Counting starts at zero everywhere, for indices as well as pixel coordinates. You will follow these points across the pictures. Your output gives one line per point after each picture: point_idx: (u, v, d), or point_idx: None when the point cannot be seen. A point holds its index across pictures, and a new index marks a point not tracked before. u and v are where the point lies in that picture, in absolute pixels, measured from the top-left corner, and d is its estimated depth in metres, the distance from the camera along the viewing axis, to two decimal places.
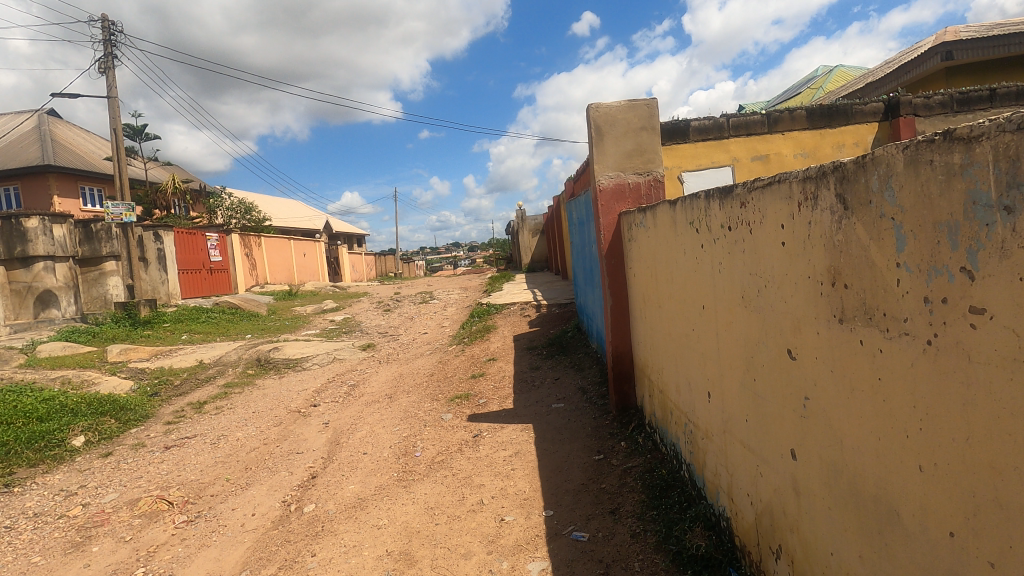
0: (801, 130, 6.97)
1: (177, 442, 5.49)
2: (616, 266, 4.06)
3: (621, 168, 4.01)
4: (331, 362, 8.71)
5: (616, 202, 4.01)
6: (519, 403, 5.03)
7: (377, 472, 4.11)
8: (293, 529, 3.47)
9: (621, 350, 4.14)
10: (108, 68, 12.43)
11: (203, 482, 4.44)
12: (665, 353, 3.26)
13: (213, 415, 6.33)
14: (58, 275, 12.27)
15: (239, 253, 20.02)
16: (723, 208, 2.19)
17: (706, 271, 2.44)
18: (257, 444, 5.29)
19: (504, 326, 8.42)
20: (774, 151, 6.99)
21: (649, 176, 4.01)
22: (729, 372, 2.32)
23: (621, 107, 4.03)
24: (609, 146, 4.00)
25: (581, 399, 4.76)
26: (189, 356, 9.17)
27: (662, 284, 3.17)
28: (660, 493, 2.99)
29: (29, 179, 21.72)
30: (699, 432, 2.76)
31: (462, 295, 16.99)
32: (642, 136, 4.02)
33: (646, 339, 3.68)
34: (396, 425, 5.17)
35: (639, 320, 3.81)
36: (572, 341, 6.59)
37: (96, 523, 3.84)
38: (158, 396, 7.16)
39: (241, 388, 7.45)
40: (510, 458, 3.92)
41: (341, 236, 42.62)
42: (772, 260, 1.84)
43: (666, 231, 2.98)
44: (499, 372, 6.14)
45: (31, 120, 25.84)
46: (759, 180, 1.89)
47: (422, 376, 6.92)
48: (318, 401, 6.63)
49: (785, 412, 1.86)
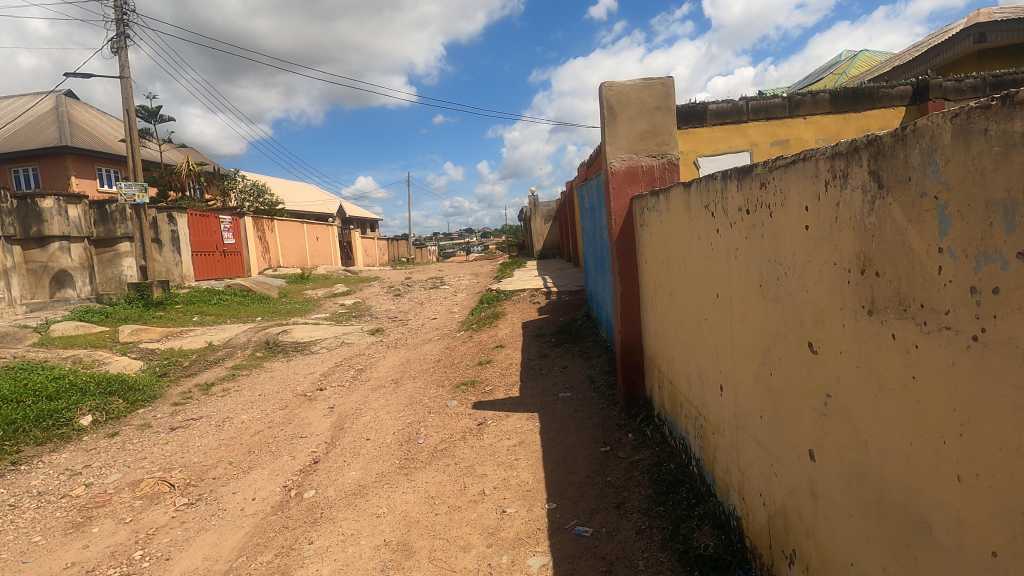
0: (824, 115, 6.70)
1: (183, 423, 5.47)
2: (626, 252, 3.91)
3: (634, 150, 3.84)
4: (339, 346, 8.68)
5: (629, 185, 3.86)
6: (525, 391, 4.94)
7: (378, 459, 4.04)
8: (292, 515, 3.42)
9: (630, 340, 4.00)
10: (119, 48, 12.39)
11: (206, 464, 4.42)
12: (675, 343, 3.13)
13: (220, 397, 6.32)
14: (73, 256, 12.41)
15: (251, 236, 20.08)
16: (741, 189, 2.04)
17: (721, 258, 2.30)
18: (262, 427, 5.26)
19: (513, 313, 8.31)
20: (794, 136, 6.76)
21: (662, 158, 3.84)
22: (743, 365, 2.19)
23: (635, 85, 3.85)
24: (622, 127, 3.84)
25: (589, 389, 4.65)
26: (198, 337, 9.21)
27: (674, 272, 3.03)
28: (668, 488, 2.89)
29: (46, 160, 21.94)
30: (709, 426, 2.63)
31: (472, 281, 16.90)
32: (656, 117, 3.84)
33: (655, 328, 3.55)
34: (400, 411, 5.10)
35: (649, 308, 3.68)
36: (582, 329, 6.46)
37: (98, 504, 3.83)
38: (166, 377, 7.17)
39: (249, 371, 7.45)
40: (514, 448, 3.82)
41: (354, 220, 42.77)
42: (794, 244, 1.70)
43: (679, 216, 2.83)
44: (507, 359, 6.04)
45: (48, 101, 26.12)
46: (782, 159, 1.74)
47: (429, 361, 6.85)
48: (325, 385, 6.59)
49: (803, 410, 1.73)
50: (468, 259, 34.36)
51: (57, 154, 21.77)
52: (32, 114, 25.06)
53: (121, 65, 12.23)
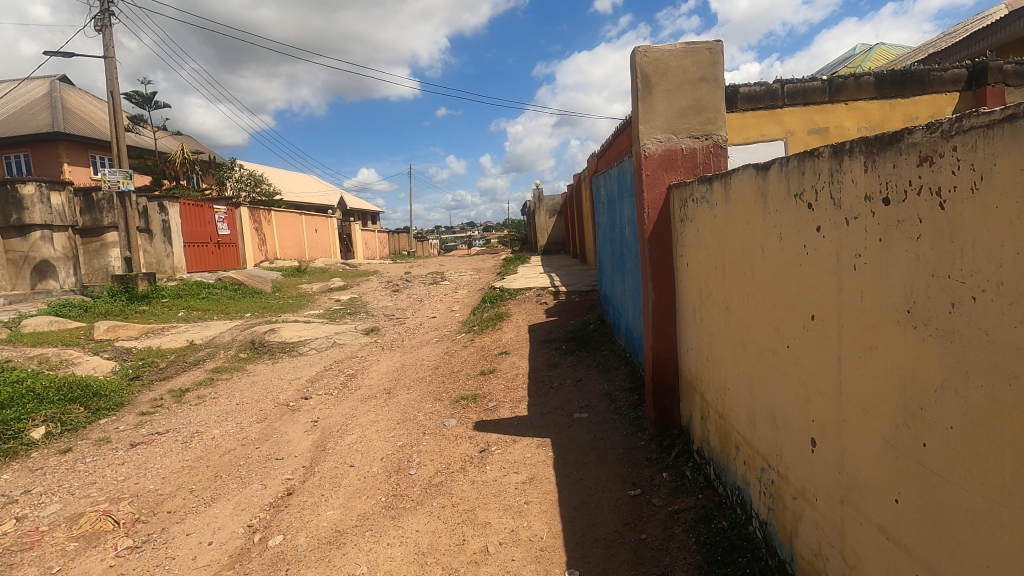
0: (868, 100, 6.05)
1: (146, 438, 4.84)
2: (661, 252, 3.25)
3: (673, 130, 3.18)
4: (329, 347, 8.05)
5: (666, 172, 3.19)
6: (535, 410, 4.31)
7: (361, 494, 3.41)
8: (251, 570, 2.79)
9: (664, 358, 3.33)
10: (104, 26, 11.70)
11: (161, 494, 3.79)
12: (729, 368, 2.50)
13: (194, 406, 5.68)
14: (56, 245, 11.81)
15: (248, 227, 19.45)
16: (875, 169, 1.40)
17: (822, 266, 1.66)
18: (234, 445, 4.63)
19: (518, 315, 7.66)
20: (834, 124, 6.09)
21: (707, 140, 3.18)
22: (856, 417, 1.55)
23: (676, 50, 3.16)
24: (658, 102, 3.18)
25: (609, 409, 4.03)
26: (180, 336, 8.58)
27: (731, 278, 2.40)
28: (723, 557, 2.25)
29: (37, 146, 21.29)
30: (787, 487, 1.98)
31: (474, 277, 16.28)
32: (700, 90, 3.18)
33: (698, 345, 2.92)
34: (390, 429, 4.46)
35: (689, 322, 3.04)
36: (595, 335, 5.83)
37: (24, 546, 3.19)
38: (139, 381, 6.55)
39: (229, 375, 6.82)
40: (523, 487, 3.18)
41: (354, 213, 42.09)
42: (999, 254, 1.05)
43: (746, 208, 2.19)
44: (513, 368, 5.40)
45: (42, 86, 25.51)
46: (976, 115, 1.10)
47: (426, 368, 6.21)
48: (310, 394, 5.96)
49: (1001, 514, 1.09)
50: (469, 253, 33.70)
51: (48, 140, 21.10)
52: (25, 100, 24.40)
53: (104, 44, 11.52)
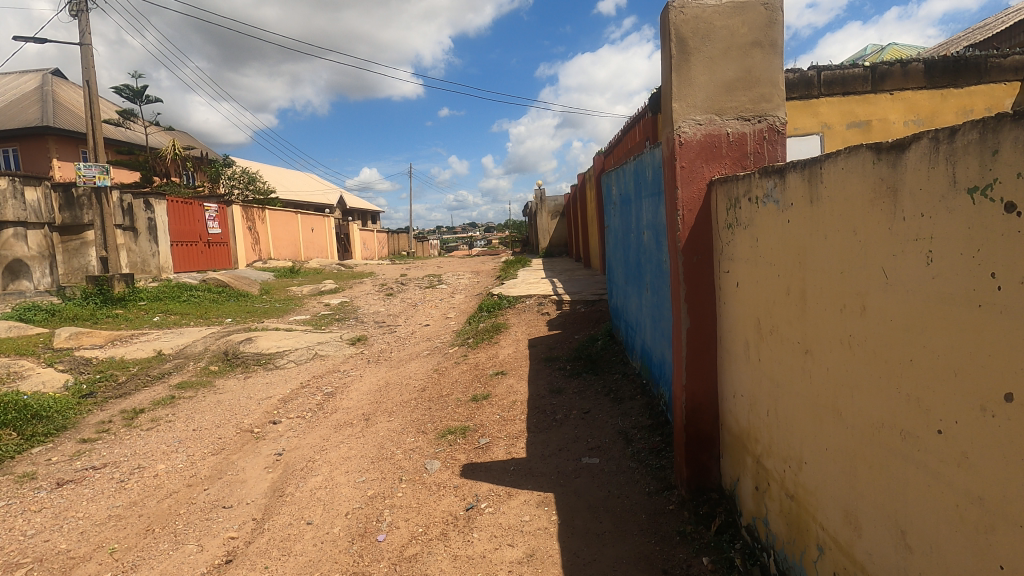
0: (915, 91, 5.34)
1: (77, 475, 4.10)
2: (700, 266, 2.53)
3: (715, 109, 2.46)
4: (310, 359, 7.33)
5: (706, 164, 2.48)
6: (535, 452, 3.59)
7: (313, 570, 2.69)
8: None
9: (700, 403, 2.61)
10: (80, 12, 10.98)
11: (73, 557, 3.07)
12: (807, 435, 1.80)
13: (145, 432, 4.95)
14: (30, 244, 11.07)
15: (240, 225, 18.73)
16: None
17: None
18: (178, 486, 3.91)
19: (517, 327, 6.93)
20: (877, 117, 5.37)
21: (759, 122, 2.47)
22: None
23: (721, 5, 2.43)
24: (698, 75, 2.47)
25: (624, 454, 3.32)
26: (147, 345, 7.84)
27: (815, 310, 1.70)
28: None
29: (24, 141, 20.63)
30: None
31: (473, 280, 15.53)
32: (752, 57, 2.46)
33: (752, 394, 2.21)
34: (362, 471, 3.73)
35: (738, 360, 2.33)
36: (604, 355, 5.11)
37: None
38: (91, 399, 5.82)
39: (194, 392, 6.08)
40: (518, 570, 2.46)
41: (353, 212, 41.38)
42: None
43: (851, 211, 1.48)
44: (510, 394, 4.67)
45: (34, 79, 24.91)
46: None
47: (412, 390, 5.47)
48: (280, 417, 5.22)
49: None
50: (470, 255, 33.00)
51: (36, 134, 20.41)
52: (15, 93, 23.78)
53: (81, 30, 10.81)
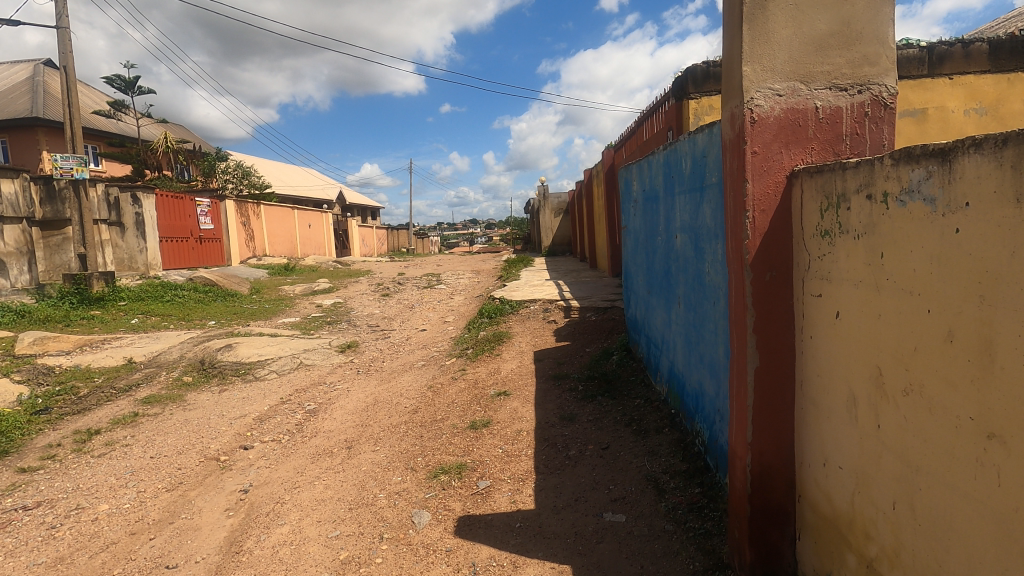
0: (978, 75, 4.69)
1: (3, 518, 3.46)
2: (774, 286, 1.89)
3: (799, 73, 1.83)
4: (294, 369, 6.69)
5: (786, 148, 1.84)
6: (545, 504, 2.94)
7: None
8: None
9: (771, 468, 1.97)
10: None
11: None
12: (983, 562, 1.16)
13: (96, 459, 4.33)
14: (6, 239, 10.25)
15: (233, 221, 18.09)
16: None
17: None
18: (119, 535, 3.27)
19: (521, 336, 6.28)
20: (934, 104, 4.71)
21: (860, 92, 1.83)
22: None
23: None
24: (777, 27, 1.83)
25: (656, 510, 2.69)
26: (119, 351, 7.21)
27: (1014, 374, 1.06)
28: None
29: (12, 132, 19.96)
30: None
31: (473, 280, 14.92)
32: (851, 6, 1.82)
33: (861, 472, 1.57)
34: (337, 522, 3.09)
35: (836, 419, 1.69)
36: (622, 375, 4.46)
37: None
38: (44, 416, 5.20)
39: (161, 409, 5.45)
40: None
41: (352, 208, 40.75)
42: None
43: None
44: (514, 421, 4.03)
45: (25, 70, 24.26)
46: None
47: (403, 411, 4.83)
48: (252, 441, 4.59)
49: None
50: (470, 252, 32.39)
51: (24, 126, 19.75)
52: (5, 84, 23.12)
53: (57, 13, 10.12)
